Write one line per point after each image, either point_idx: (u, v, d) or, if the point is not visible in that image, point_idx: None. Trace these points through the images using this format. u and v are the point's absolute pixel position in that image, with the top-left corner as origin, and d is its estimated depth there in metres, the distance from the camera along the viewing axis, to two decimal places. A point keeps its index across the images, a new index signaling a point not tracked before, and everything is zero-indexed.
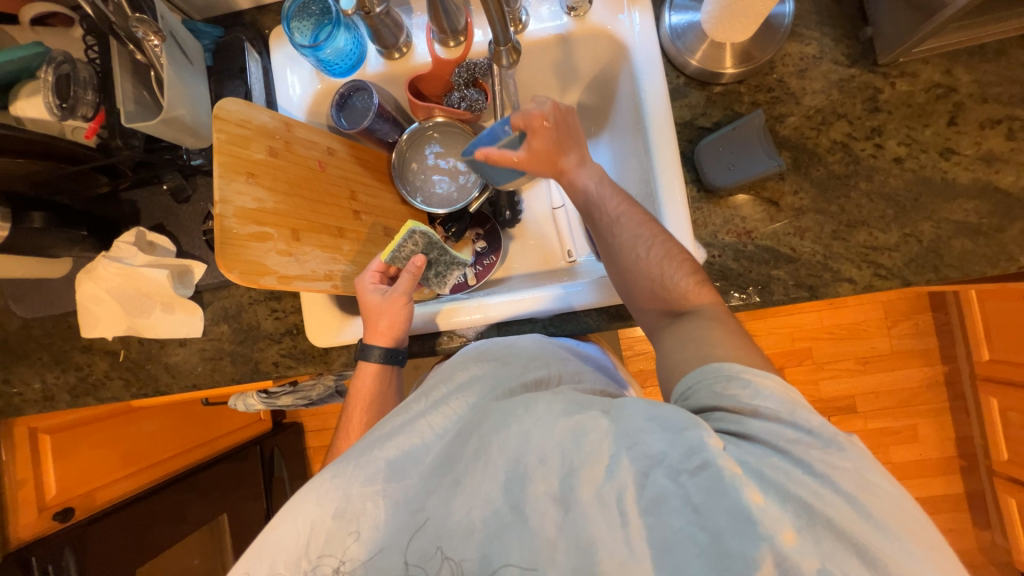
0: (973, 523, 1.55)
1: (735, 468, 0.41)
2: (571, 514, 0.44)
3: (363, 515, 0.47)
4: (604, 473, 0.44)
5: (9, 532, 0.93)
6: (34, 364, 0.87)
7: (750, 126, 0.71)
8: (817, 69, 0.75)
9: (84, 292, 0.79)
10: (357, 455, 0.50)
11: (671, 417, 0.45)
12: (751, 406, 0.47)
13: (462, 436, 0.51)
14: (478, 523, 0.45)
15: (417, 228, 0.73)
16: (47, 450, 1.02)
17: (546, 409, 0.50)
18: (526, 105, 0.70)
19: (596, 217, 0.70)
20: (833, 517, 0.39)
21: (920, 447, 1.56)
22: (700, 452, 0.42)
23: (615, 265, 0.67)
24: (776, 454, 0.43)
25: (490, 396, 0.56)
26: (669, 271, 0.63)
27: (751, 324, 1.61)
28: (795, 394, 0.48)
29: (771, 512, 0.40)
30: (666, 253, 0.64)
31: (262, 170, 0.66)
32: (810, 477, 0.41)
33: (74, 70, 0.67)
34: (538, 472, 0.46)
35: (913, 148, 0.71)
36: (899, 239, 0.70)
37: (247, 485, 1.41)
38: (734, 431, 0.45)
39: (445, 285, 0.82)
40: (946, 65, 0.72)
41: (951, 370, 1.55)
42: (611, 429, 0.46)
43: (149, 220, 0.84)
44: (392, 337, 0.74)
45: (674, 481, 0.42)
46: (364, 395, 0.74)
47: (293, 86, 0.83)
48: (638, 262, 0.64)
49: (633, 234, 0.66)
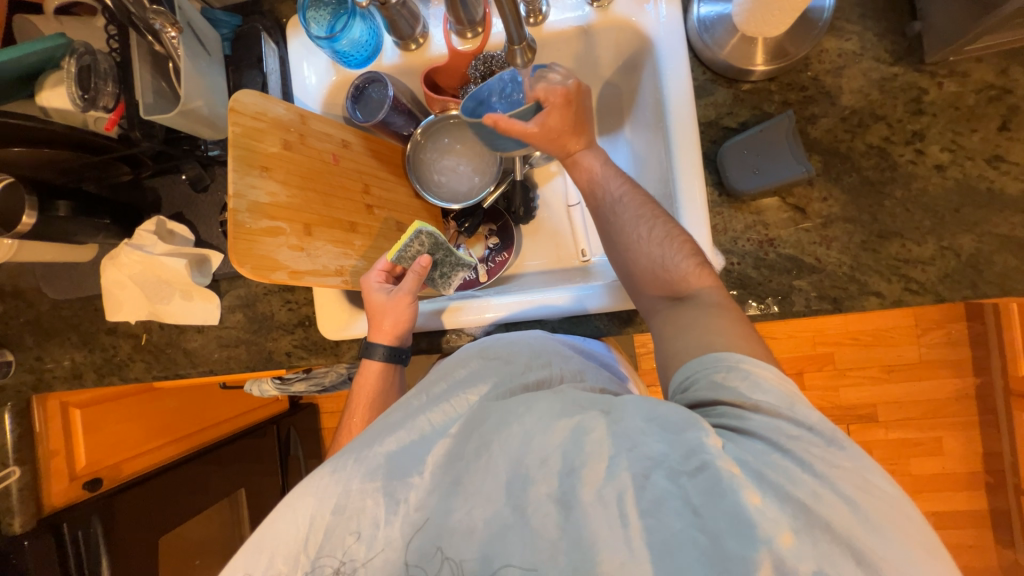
0: (996, 541, 1.49)
1: (734, 470, 0.40)
2: (571, 516, 0.43)
3: (363, 513, 0.47)
4: (605, 474, 0.43)
5: (42, 499, 0.98)
6: (64, 343, 0.91)
7: (779, 128, 0.68)
8: (855, 67, 0.70)
9: (108, 277, 0.82)
10: (356, 451, 0.51)
11: (670, 419, 0.45)
12: (752, 398, 0.45)
13: (461, 432, 0.51)
14: (479, 522, 0.45)
15: (424, 228, 0.72)
16: (77, 424, 1.07)
17: (546, 408, 0.49)
18: (548, 75, 0.68)
19: (598, 195, 0.70)
20: (833, 520, 0.38)
21: (944, 460, 1.51)
22: (699, 454, 0.41)
23: (616, 250, 0.67)
24: (777, 451, 0.42)
25: (493, 396, 0.54)
26: (670, 251, 0.62)
27: (770, 326, 1.57)
28: (792, 385, 0.47)
29: (768, 513, 0.38)
30: (667, 233, 0.63)
31: (276, 163, 0.66)
32: (812, 477, 0.40)
33: (95, 62, 0.69)
34: (540, 473, 0.45)
35: (958, 155, 0.66)
36: (935, 252, 0.66)
37: (264, 461, 1.46)
38: (735, 427, 0.44)
39: (451, 286, 0.82)
40: (1001, 65, 0.66)
41: (983, 383, 1.47)
42: (613, 430, 0.45)
43: (169, 208, 0.86)
44: (395, 335, 0.75)
45: (674, 482, 0.41)
46: (367, 395, 0.75)
47: (309, 76, 0.83)
48: (640, 241, 0.64)
49: (635, 214, 0.65)
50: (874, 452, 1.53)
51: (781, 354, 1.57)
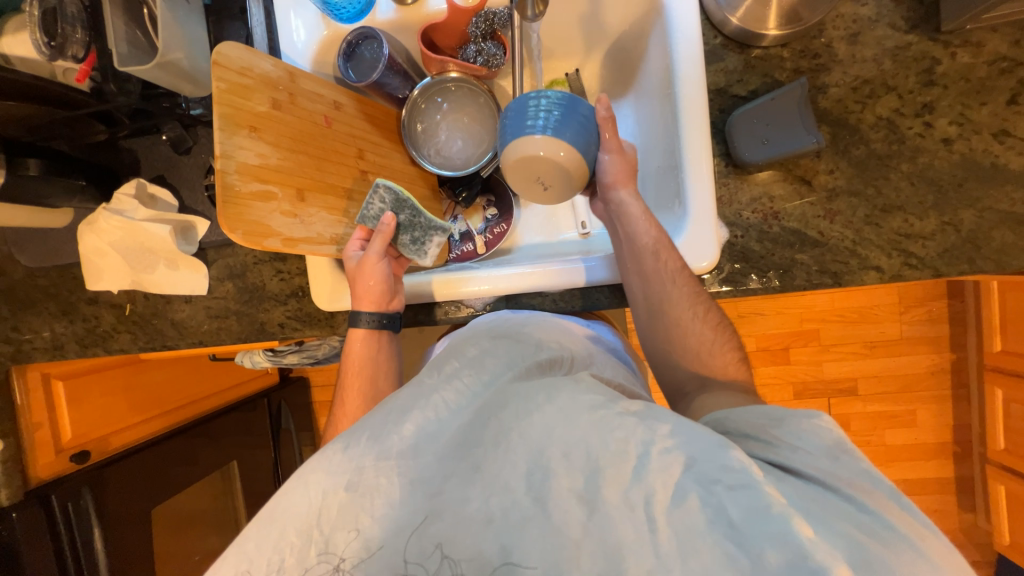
0: (959, 506, 1.58)
1: (780, 497, 0.38)
2: (595, 515, 0.40)
3: (376, 491, 0.45)
4: (632, 475, 0.40)
5: (28, 471, 0.96)
6: (41, 313, 0.87)
7: (790, 96, 0.66)
8: (870, 34, 0.68)
9: (87, 243, 0.78)
10: (372, 429, 0.48)
11: (703, 432, 0.42)
12: (791, 439, 0.44)
13: (479, 417, 0.48)
14: (496, 512, 0.42)
15: (381, 181, 0.69)
16: (60, 395, 1.03)
17: (571, 399, 0.46)
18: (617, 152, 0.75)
19: (664, 259, 0.65)
20: (890, 560, 0.36)
21: (917, 432, 1.58)
22: (741, 472, 0.39)
23: (657, 314, 0.67)
24: (825, 490, 0.41)
25: (508, 377, 0.52)
26: (718, 340, 0.66)
27: (760, 304, 1.59)
28: (841, 429, 0.45)
29: (823, 546, 0.35)
30: (718, 321, 0.67)
31: (265, 124, 0.62)
32: (861, 514, 0.39)
33: (60, 4, 0.63)
34: (561, 466, 0.42)
35: (966, 128, 0.66)
36: (935, 228, 0.66)
37: (255, 434, 1.46)
38: (779, 464, 0.43)
39: (424, 254, 0.77)
40: (1016, 36, 0.65)
41: (958, 359, 1.53)
42: (639, 427, 0.42)
43: (150, 171, 0.82)
44: (372, 301, 0.73)
45: (706, 491, 0.39)
46: (357, 364, 0.74)
47: (297, 30, 0.77)
48: (689, 320, 0.66)
49: (690, 292, 0.66)
50: (853, 423, 1.60)
51: (769, 330, 1.59)
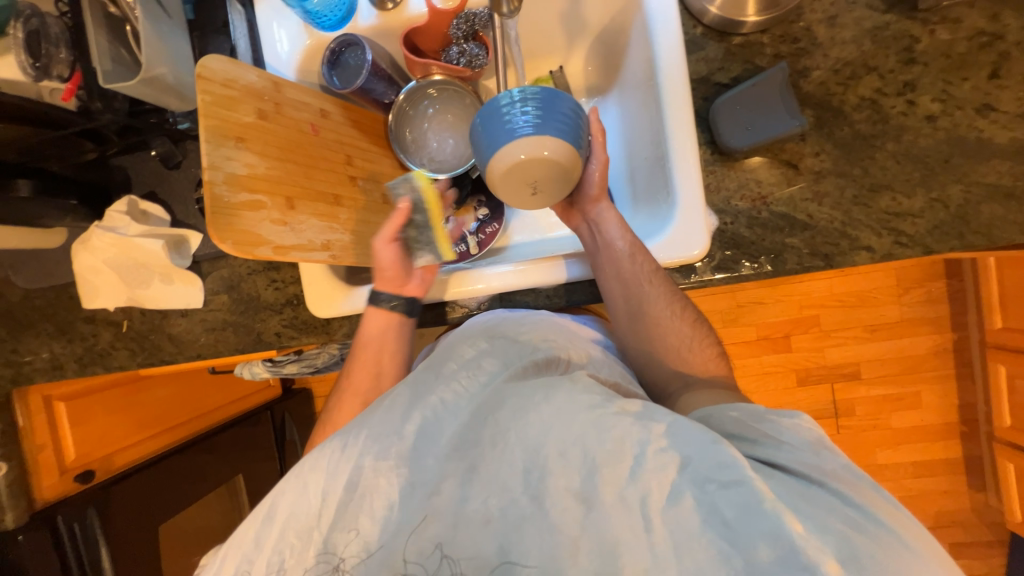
0: (969, 485, 1.57)
1: (770, 493, 0.38)
2: (591, 514, 0.41)
3: (377, 490, 0.45)
4: (628, 474, 0.40)
5: (33, 494, 0.96)
6: (40, 334, 0.87)
7: (771, 81, 0.66)
8: (848, 16, 0.69)
9: (81, 262, 0.78)
10: (371, 428, 0.48)
11: (699, 429, 0.42)
12: (773, 434, 0.45)
13: (475, 418, 0.47)
14: (495, 512, 0.43)
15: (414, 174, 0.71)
16: (62, 414, 1.04)
17: (568, 399, 0.44)
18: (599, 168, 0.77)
19: (642, 260, 0.67)
20: (877, 553, 0.36)
21: (923, 413, 1.57)
22: (736, 468, 0.38)
23: (636, 314, 0.68)
24: (813, 486, 0.41)
25: (506, 377, 0.51)
26: (697, 337, 0.68)
27: (758, 293, 1.59)
28: (820, 429, 0.46)
29: (812, 542, 0.36)
30: (695, 318, 0.69)
31: (251, 134, 0.62)
32: (849, 508, 0.39)
33: (44, 25, 0.64)
34: (558, 465, 0.42)
35: (948, 105, 0.66)
36: (924, 205, 0.66)
37: (260, 447, 1.46)
38: (767, 462, 0.42)
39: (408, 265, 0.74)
40: (993, 10, 0.65)
41: (959, 338, 1.53)
42: (635, 427, 0.42)
43: (141, 187, 0.82)
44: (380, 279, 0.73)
45: (699, 489, 0.39)
46: (375, 352, 0.72)
47: (280, 42, 0.77)
48: (668, 319, 0.68)
49: (667, 292, 0.68)
50: (857, 408, 1.59)
51: (769, 319, 1.59)
